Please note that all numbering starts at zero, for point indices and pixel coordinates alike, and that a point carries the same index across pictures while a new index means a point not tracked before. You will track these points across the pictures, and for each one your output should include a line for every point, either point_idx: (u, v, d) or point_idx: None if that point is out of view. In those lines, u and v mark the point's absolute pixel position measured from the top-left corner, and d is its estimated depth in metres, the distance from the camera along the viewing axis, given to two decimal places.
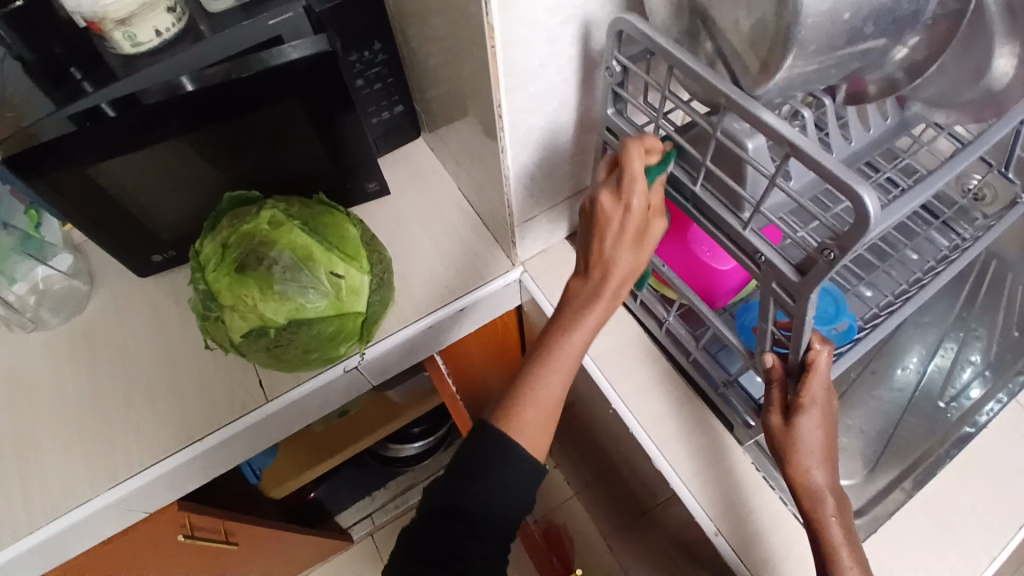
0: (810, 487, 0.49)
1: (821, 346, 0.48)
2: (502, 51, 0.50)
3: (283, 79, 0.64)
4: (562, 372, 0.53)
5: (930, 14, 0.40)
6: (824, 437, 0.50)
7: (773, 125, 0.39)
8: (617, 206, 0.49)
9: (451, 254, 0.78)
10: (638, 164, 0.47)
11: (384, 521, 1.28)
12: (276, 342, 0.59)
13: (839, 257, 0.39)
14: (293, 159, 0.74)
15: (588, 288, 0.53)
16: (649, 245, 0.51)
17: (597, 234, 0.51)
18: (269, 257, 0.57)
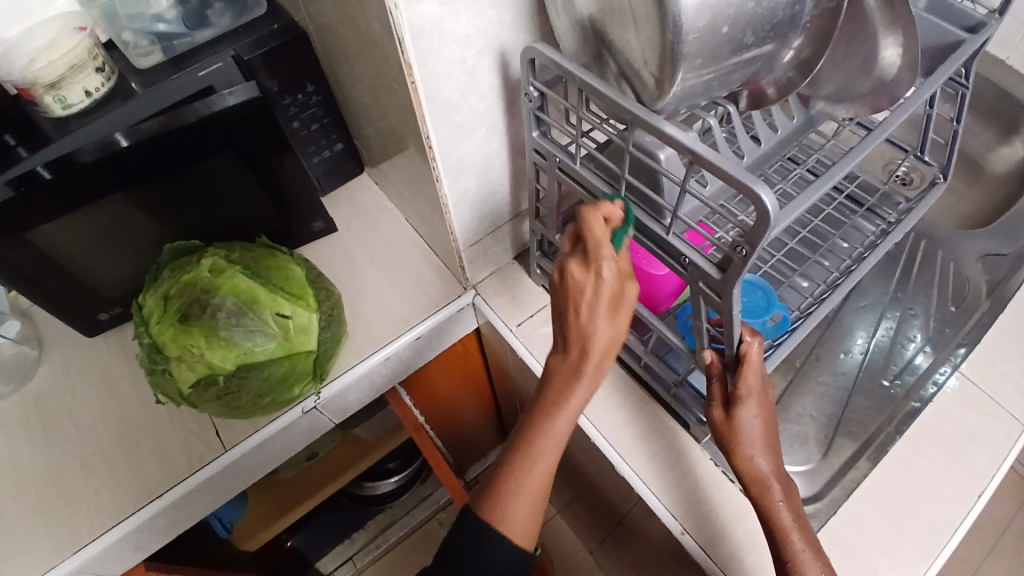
0: (757, 475, 0.52)
1: (751, 340, 0.51)
2: (423, 86, 0.52)
3: (218, 128, 0.65)
4: (548, 450, 0.53)
5: (807, 18, 0.44)
6: (765, 426, 0.53)
7: (674, 135, 0.42)
8: (587, 276, 0.49)
9: (403, 284, 0.79)
10: (600, 228, 0.48)
11: (367, 562, 1.25)
12: (227, 389, 0.59)
13: (750, 252, 0.42)
14: (236, 205, 0.74)
15: (568, 363, 0.52)
16: (626, 313, 0.50)
17: (572, 310, 0.51)
18: (213, 304, 0.58)
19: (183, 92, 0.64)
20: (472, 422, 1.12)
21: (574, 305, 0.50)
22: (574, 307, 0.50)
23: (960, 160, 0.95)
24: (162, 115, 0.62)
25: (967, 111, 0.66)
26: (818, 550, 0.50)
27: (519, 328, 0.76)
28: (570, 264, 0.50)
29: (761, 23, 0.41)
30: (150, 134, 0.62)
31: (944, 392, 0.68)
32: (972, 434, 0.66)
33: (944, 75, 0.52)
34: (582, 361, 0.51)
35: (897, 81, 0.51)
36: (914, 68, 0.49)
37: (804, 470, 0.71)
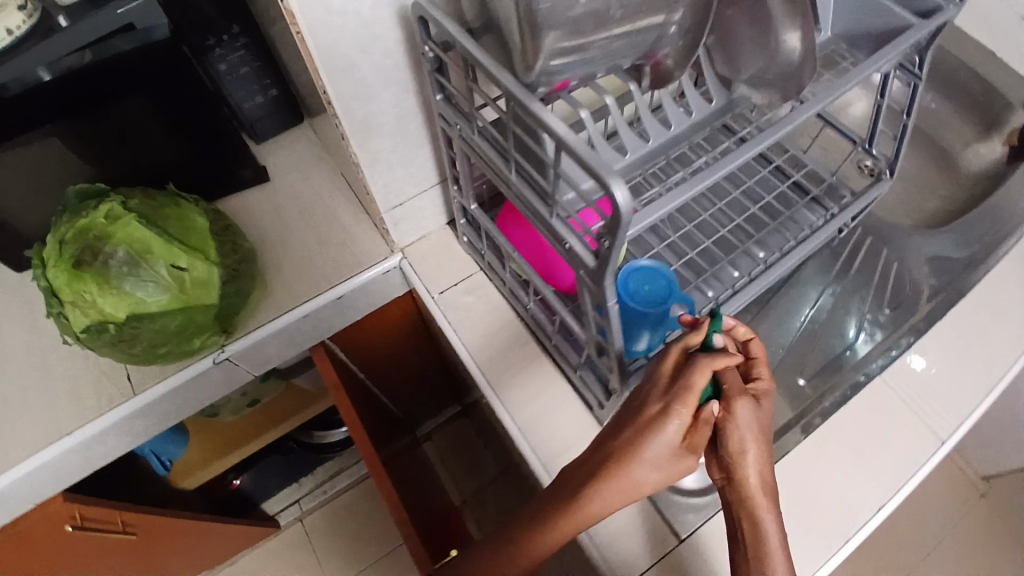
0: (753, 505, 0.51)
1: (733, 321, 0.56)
2: (311, 36, 0.49)
3: (134, 69, 0.63)
4: (544, 542, 0.52)
5: None
6: (768, 458, 0.51)
7: (542, 115, 0.39)
8: (658, 424, 0.48)
9: (329, 242, 0.77)
10: (699, 376, 0.48)
11: (313, 506, 1.29)
12: (120, 338, 0.59)
13: (612, 245, 0.41)
14: (160, 146, 0.72)
15: (591, 465, 0.51)
16: (677, 468, 0.50)
17: (620, 441, 0.49)
18: (104, 253, 0.57)
19: (101, 31, 0.60)
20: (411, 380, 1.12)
21: (625, 446, 0.48)
22: (624, 448, 0.48)
23: (932, 152, 0.90)
24: (85, 50, 0.60)
25: (919, 104, 0.60)
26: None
27: (441, 296, 0.74)
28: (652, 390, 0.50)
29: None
30: (73, 69, 0.60)
31: (859, 398, 0.67)
32: (882, 443, 0.65)
33: (861, 76, 0.48)
34: (606, 488, 0.49)
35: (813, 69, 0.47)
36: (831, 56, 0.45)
37: None
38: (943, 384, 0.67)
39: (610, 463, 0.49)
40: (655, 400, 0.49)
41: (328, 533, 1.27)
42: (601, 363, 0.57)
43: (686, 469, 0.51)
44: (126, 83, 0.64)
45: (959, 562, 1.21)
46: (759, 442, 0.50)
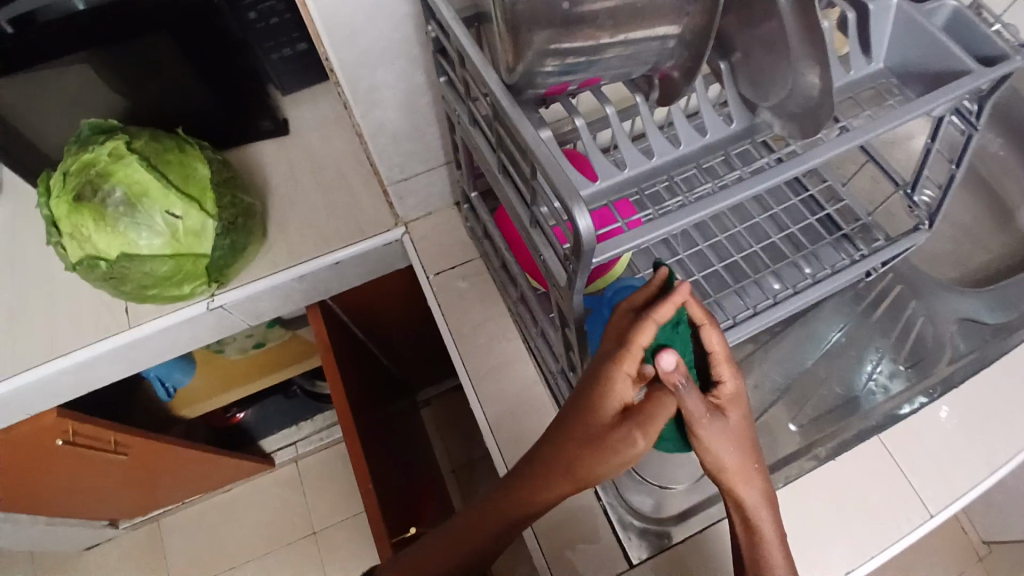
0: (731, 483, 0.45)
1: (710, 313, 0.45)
2: (313, 3, 0.47)
3: (163, 7, 0.61)
4: (506, 512, 0.49)
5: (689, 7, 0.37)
6: (745, 428, 0.44)
7: (518, 125, 0.38)
8: (604, 391, 0.41)
9: (336, 206, 0.77)
10: (646, 329, 0.40)
11: (308, 450, 1.34)
12: (110, 275, 0.60)
13: (574, 273, 0.39)
14: (186, 89, 0.70)
15: (551, 441, 0.45)
16: (648, 437, 0.42)
17: (578, 408, 0.43)
18: (103, 190, 0.57)
19: None
20: (413, 349, 1.12)
21: (575, 427, 0.43)
22: (575, 431, 0.43)
23: (991, 201, 0.83)
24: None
25: (970, 155, 0.54)
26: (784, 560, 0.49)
27: (435, 278, 0.73)
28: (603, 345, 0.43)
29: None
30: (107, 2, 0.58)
31: (849, 451, 0.63)
32: (864, 506, 0.61)
33: (901, 117, 0.43)
34: (564, 463, 0.44)
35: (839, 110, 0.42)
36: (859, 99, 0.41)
37: (671, 492, 0.63)
38: (944, 455, 0.62)
39: (561, 440, 0.44)
40: (594, 362, 0.43)
41: (321, 476, 1.34)
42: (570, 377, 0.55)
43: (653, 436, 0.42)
44: (154, 19, 0.61)
45: None
46: (728, 411, 0.44)
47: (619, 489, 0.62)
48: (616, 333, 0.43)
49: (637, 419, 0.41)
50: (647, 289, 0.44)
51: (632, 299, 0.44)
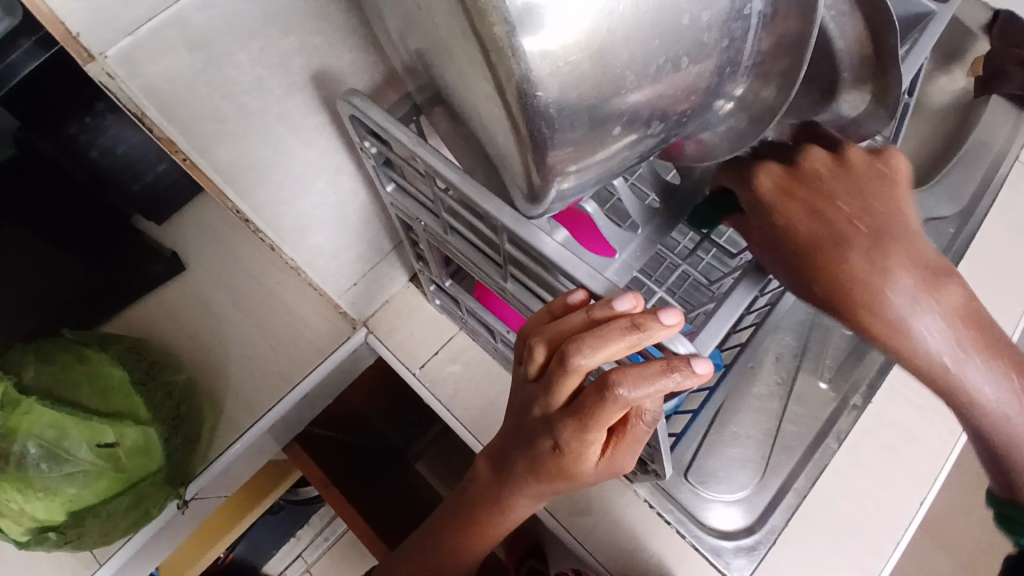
0: (916, 285, 0.34)
1: (627, 291, 0.28)
2: (202, 157, 0.37)
3: None
4: (494, 517, 0.50)
5: (750, 61, 0.28)
6: (842, 203, 0.36)
7: (555, 256, 0.31)
8: (572, 460, 0.36)
9: (277, 331, 0.65)
10: (613, 411, 0.29)
11: (318, 554, 1.21)
12: (63, 542, 0.48)
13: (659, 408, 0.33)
14: (46, 269, 0.55)
15: (520, 469, 0.42)
16: (625, 457, 0.37)
17: (542, 455, 0.37)
18: (14, 452, 0.45)
19: None
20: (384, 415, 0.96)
21: (541, 467, 0.39)
22: (543, 472, 0.39)
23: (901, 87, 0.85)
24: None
25: (922, 81, 0.54)
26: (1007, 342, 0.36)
27: (423, 371, 0.66)
28: (547, 400, 0.33)
29: (679, 106, 0.28)
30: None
31: (880, 388, 0.65)
32: (910, 434, 0.64)
33: None
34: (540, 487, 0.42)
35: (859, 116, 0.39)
36: (886, 102, 0.37)
37: (743, 500, 0.61)
38: None
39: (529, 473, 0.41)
40: (546, 432, 0.35)
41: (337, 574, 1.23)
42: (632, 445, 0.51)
43: (625, 464, 0.38)
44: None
45: None
46: (847, 203, 0.36)
47: (698, 517, 0.61)
48: (548, 388, 0.32)
49: (608, 465, 0.37)
50: (584, 362, 0.28)
51: (563, 378, 0.29)
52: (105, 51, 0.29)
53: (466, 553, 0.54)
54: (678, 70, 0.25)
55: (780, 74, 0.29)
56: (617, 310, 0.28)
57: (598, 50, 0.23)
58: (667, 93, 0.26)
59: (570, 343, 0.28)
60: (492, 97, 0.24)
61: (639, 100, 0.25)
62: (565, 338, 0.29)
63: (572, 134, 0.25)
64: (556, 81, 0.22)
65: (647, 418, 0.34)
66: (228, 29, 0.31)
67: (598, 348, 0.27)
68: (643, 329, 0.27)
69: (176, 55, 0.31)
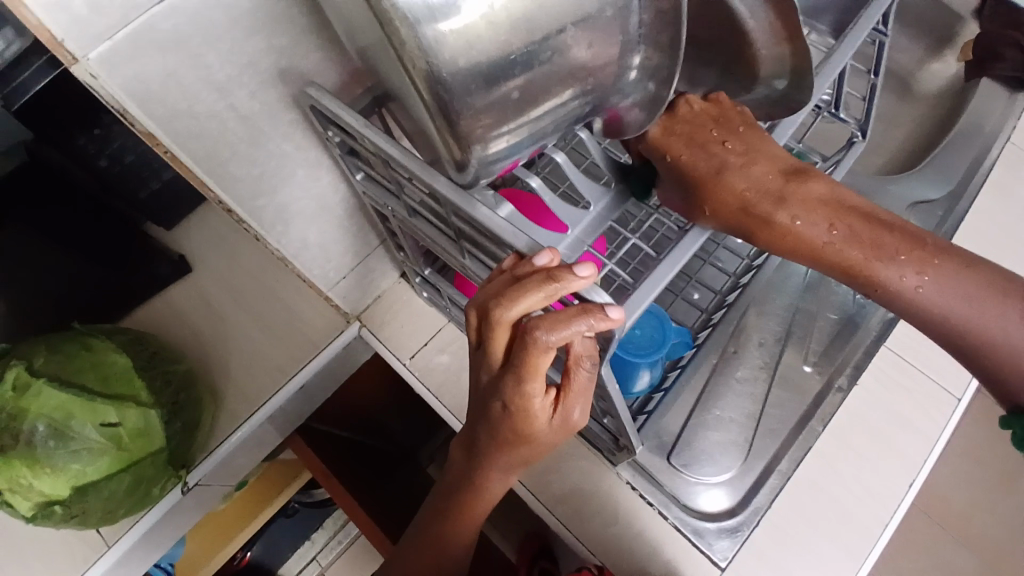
0: (776, 202, 0.42)
1: (546, 249, 0.31)
2: (182, 149, 0.41)
3: None
4: (474, 507, 0.50)
5: (643, 31, 0.31)
6: (718, 136, 0.42)
7: (488, 222, 0.33)
8: (522, 419, 0.37)
9: (275, 326, 0.69)
10: (542, 355, 0.32)
11: (331, 557, 1.20)
12: (69, 516, 0.52)
13: (596, 365, 0.34)
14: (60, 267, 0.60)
15: (483, 446, 0.43)
16: (578, 408, 0.38)
17: (497, 422, 0.38)
18: (24, 431, 0.49)
19: None
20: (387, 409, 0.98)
21: (499, 435, 0.40)
22: (501, 439, 0.40)
23: (890, 77, 0.85)
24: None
25: (885, 63, 0.55)
26: (893, 219, 0.41)
27: (413, 361, 0.68)
28: (490, 355, 0.35)
29: (579, 78, 0.30)
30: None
31: (866, 370, 0.66)
32: (897, 415, 0.65)
33: (833, 71, 0.44)
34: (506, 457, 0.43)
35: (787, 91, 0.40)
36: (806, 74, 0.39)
37: (727, 482, 0.61)
38: (941, 359, 0.67)
39: (490, 446, 0.42)
40: (493, 395, 0.37)
41: None
42: (604, 421, 0.52)
43: (580, 420, 0.39)
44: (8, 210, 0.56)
45: (969, 462, 1.13)
46: (719, 133, 0.42)
47: (682, 500, 0.61)
48: (488, 344, 0.34)
49: (563, 420, 0.38)
50: (506, 314, 0.31)
51: (493, 333, 0.33)
52: (87, 54, 0.32)
53: (451, 544, 0.54)
54: (567, 41, 0.28)
55: (669, 42, 0.31)
56: (537, 265, 0.31)
57: (483, 22, 0.25)
58: (565, 63, 0.29)
59: (494, 301, 0.31)
60: (402, 70, 0.27)
61: (534, 69, 0.28)
62: (491, 297, 0.32)
63: (475, 102, 0.27)
64: (445, 49, 0.25)
65: (587, 364, 0.35)
66: (196, 32, 0.35)
67: (517, 298, 0.30)
68: (558, 280, 0.30)
69: (149, 56, 0.34)
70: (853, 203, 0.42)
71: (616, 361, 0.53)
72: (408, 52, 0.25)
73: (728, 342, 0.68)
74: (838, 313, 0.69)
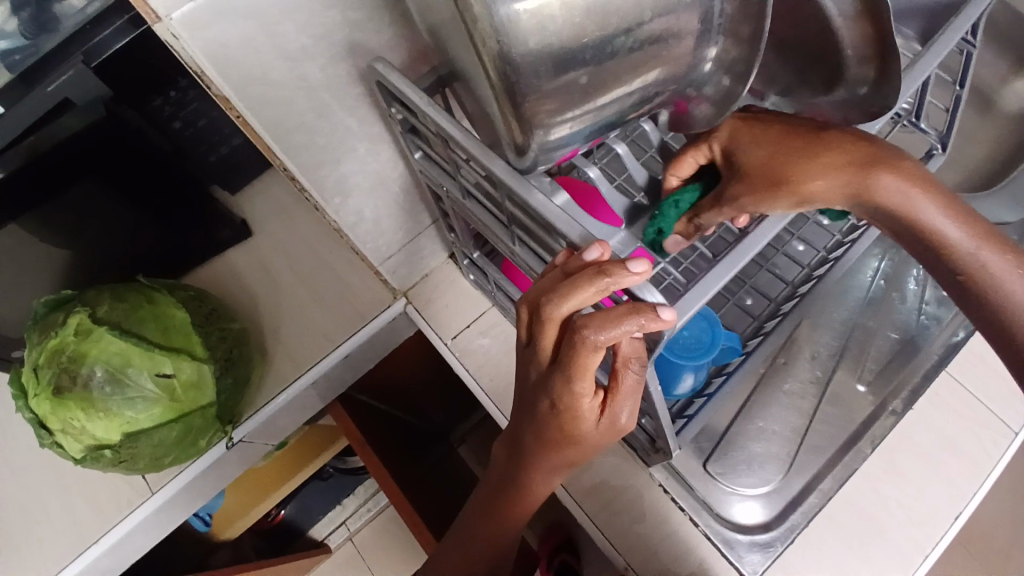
0: (880, 163, 0.36)
1: (596, 242, 0.31)
2: (253, 115, 0.42)
3: (84, 153, 0.55)
4: (514, 506, 0.50)
5: (721, 22, 0.30)
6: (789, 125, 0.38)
7: (543, 210, 0.33)
8: (569, 419, 0.37)
9: (325, 296, 0.71)
10: (592, 354, 0.32)
11: (359, 524, 1.28)
12: (119, 459, 0.55)
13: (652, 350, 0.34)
14: (130, 222, 0.63)
15: (530, 446, 0.43)
16: (627, 412, 0.38)
17: (545, 421, 0.39)
18: (83, 374, 0.52)
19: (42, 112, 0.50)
20: (425, 389, 0.98)
21: (545, 434, 0.40)
22: (547, 438, 0.40)
23: (972, 92, 0.81)
24: (30, 135, 0.50)
25: (974, 72, 0.53)
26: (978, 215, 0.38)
27: (455, 341, 0.69)
28: (540, 352, 0.35)
29: (651, 67, 0.29)
30: (24, 161, 0.51)
31: (924, 395, 0.63)
32: (952, 445, 0.61)
33: (918, 78, 0.42)
34: (552, 459, 0.43)
35: (869, 95, 0.37)
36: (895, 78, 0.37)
37: (764, 495, 0.60)
38: (1004, 393, 0.64)
39: (535, 446, 0.42)
40: (542, 392, 0.37)
41: (381, 548, 1.27)
42: (642, 422, 0.51)
43: (627, 425, 0.39)
44: (76, 167, 0.55)
45: (1016, 499, 1.07)
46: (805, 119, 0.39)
47: (715, 508, 0.59)
48: (539, 340, 0.34)
49: (609, 423, 0.38)
50: (557, 309, 0.31)
51: (544, 328, 0.33)
52: (170, 14, 0.33)
53: (491, 543, 0.53)
54: (644, 26, 0.27)
55: (748, 34, 0.30)
56: (589, 260, 0.31)
57: (557, 2, 0.25)
58: (638, 51, 0.28)
59: (546, 298, 0.31)
60: (472, 51, 0.27)
61: (607, 54, 0.27)
62: (543, 292, 0.33)
63: (540, 86, 0.27)
64: (516, 28, 0.25)
65: (635, 365, 0.34)
66: (274, 2, 0.36)
67: (570, 296, 0.30)
68: (609, 274, 0.29)
69: (230, 23, 0.35)
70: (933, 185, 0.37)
71: (660, 363, 0.51)
72: (478, 30, 0.25)
73: (777, 353, 0.66)
74: (899, 332, 0.66)
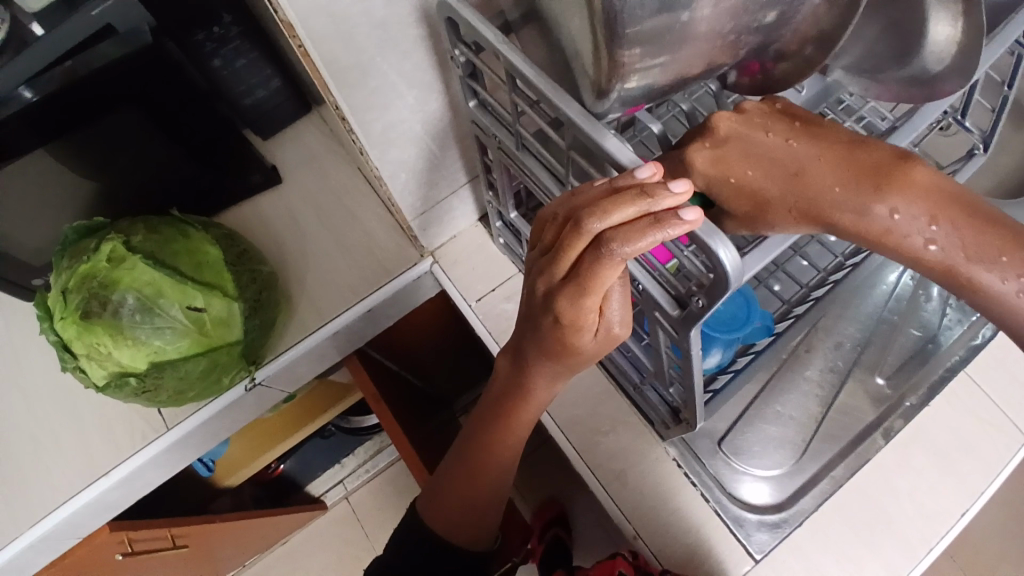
0: (871, 192, 0.35)
1: (648, 163, 0.31)
2: (315, 47, 0.42)
3: (125, 78, 0.54)
4: (509, 425, 0.51)
5: None
6: (811, 127, 0.38)
7: (616, 155, 0.33)
8: (570, 330, 0.38)
9: (353, 250, 0.70)
10: (613, 268, 0.32)
11: (357, 484, 1.29)
12: (143, 389, 0.55)
13: (706, 306, 0.34)
14: (163, 154, 0.62)
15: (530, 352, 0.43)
16: (618, 320, 0.39)
17: (545, 327, 0.39)
18: (113, 301, 0.51)
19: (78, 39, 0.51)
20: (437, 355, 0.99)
21: (544, 343, 0.41)
22: (546, 348, 0.41)
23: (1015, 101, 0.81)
24: (66, 61, 0.52)
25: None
26: (1000, 214, 0.35)
27: (480, 304, 0.69)
28: (555, 266, 0.34)
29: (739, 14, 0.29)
30: (61, 83, 0.51)
31: (941, 393, 0.63)
32: (965, 444, 0.62)
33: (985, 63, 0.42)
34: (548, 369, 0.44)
35: (942, 73, 0.39)
36: (969, 56, 0.38)
37: (775, 478, 0.61)
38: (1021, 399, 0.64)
39: (536, 353, 0.42)
40: (547, 302, 0.37)
41: (376, 511, 1.29)
42: (669, 391, 0.52)
43: (619, 336, 0.40)
44: (114, 96, 0.54)
45: (1008, 513, 1.09)
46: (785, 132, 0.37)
47: (727, 486, 0.60)
48: (559, 254, 0.33)
49: (605, 332, 0.39)
50: (594, 225, 0.31)
51: (573, 240, 0.32)
52: None
53: (484, 468, 0.55)
54: None
55: None
56: (637, 179, 0.31)
57: None
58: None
59: (587, 210, 0.31)
60: None
61: None
62: (585, 205, 0.32)
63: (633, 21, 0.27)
64: None
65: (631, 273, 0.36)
66: None
67: (609, 213, 0.30)
68: (653, 196, 0.30)
69: None
70: (960, 193, 0.35)
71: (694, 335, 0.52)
72: None
73: (799, 339, 0.66)
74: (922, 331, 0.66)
